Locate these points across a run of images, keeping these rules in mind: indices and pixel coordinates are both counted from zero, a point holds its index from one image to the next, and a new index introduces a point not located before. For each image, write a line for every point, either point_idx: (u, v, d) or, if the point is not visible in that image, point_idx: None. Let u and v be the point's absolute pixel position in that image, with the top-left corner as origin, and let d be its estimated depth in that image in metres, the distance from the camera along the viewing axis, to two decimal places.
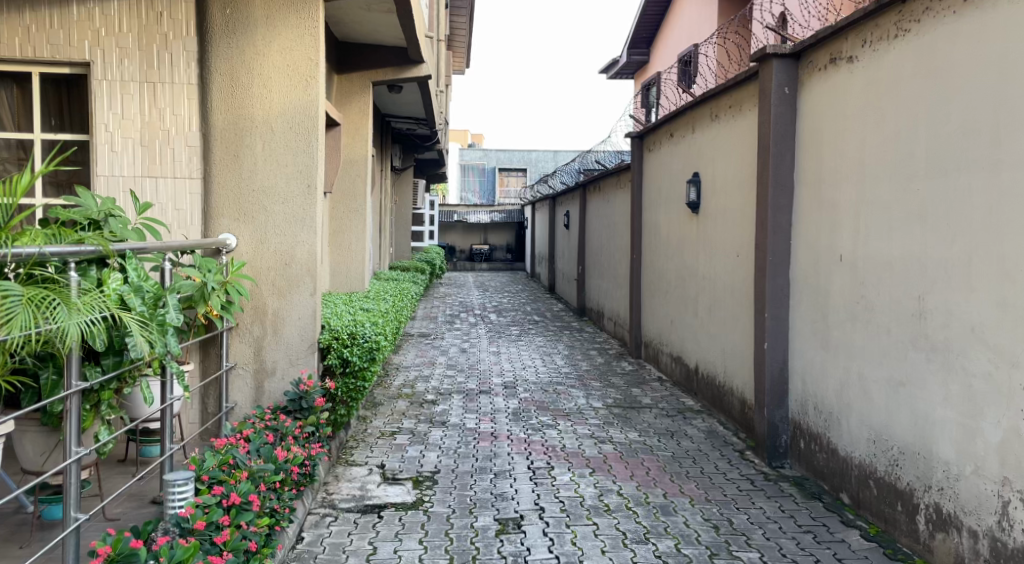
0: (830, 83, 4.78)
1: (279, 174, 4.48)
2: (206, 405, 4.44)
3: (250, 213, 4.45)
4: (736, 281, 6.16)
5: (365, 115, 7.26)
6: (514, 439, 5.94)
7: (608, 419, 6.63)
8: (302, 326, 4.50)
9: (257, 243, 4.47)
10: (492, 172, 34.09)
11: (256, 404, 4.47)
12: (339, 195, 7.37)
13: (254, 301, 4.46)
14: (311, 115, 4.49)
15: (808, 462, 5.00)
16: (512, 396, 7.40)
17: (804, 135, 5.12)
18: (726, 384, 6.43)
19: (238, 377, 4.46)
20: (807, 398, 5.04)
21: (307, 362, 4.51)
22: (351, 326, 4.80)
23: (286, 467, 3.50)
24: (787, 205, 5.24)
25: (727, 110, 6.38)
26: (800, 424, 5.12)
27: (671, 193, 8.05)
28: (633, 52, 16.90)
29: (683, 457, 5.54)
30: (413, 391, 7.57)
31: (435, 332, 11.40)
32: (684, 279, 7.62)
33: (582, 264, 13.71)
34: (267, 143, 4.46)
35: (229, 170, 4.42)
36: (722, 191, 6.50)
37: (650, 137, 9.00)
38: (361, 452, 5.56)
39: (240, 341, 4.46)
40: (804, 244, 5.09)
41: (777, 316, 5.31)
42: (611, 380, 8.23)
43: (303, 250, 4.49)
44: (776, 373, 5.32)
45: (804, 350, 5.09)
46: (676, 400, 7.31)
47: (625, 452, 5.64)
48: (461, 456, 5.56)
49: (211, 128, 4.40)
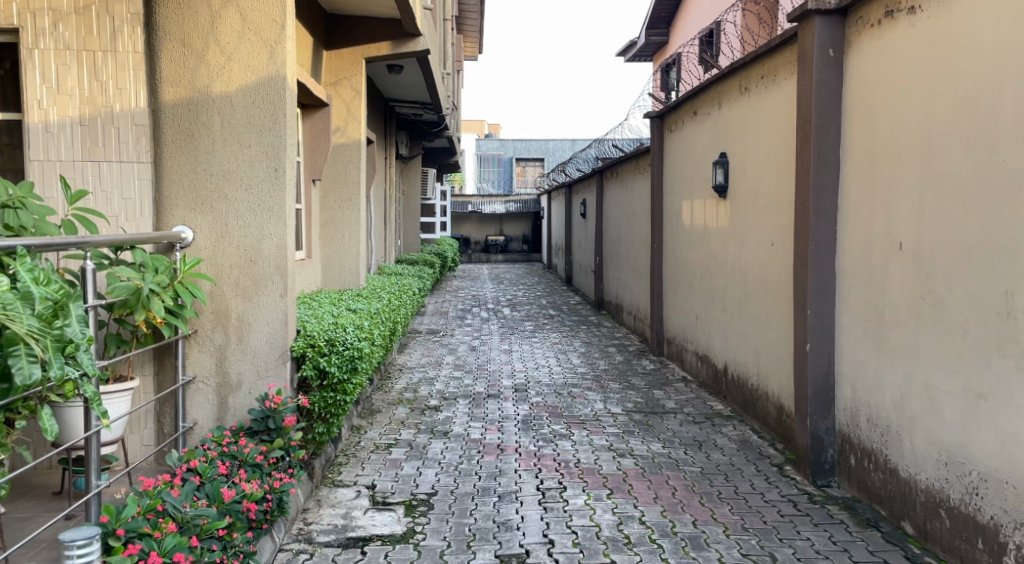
0: (885, 40, 4.10)
1: (242, 156, 3.86)
2: (161, 425, 3.85)
3: (208, 202, 3.84)
4: (771, 272, 5.47)
5: (357, 95, 6.67)
6: (522, 453, 5.31)
7: (628, 427, 5.97)
8: (271, 332, 3.89)
9: (217, 236, 3.86)
10: (508, 161, 33.37)
11: (218, 424, 3.86)
12: (330, 183, 6.70)
13: (214, 304, 3.85)
14: (277, 87, 3.86)
15: (861, 483, 4.32)
16: (522, 401, 6.76)
17: (853, 104, 4.42)
18: (760, 388, 5.76)
19: (198, 392, 3.85)
20: (858, 408, 4.36)
21: (277, 374, 3.90)
22: (330, 331, 4.18)
23: (235, 509, 2.89)
24: (831, 185, 4.56)
25: (759, 81, 5.68)
26: (850, 438, 4.44)
27: (695, 177, 7.37)
28: (652, 32, 16.20)
29: (714, 474, 4.88)
30: (415, 395, 6.97)
31: (445, 329, 10.78)
32: (710, 271, 6.94)
33: (600, 255, 13.01)
34: (227, 119, 3.84)
35: (183, 153, 3.81)
36: (753, 171, 5.80)
37: (671, 117, 8.30)
38: (350, 470, 4.95)
39: (199, 350, 3.84)
40: (853, 232, 4.41)
41: (821, 312, 4.63)
42: (632, 380, 7.57)
43: (271, 243, 3.89)
44: (821, 380, 4.63)
45: (853, 352, 4.41)
46: (702, 403, 6.64)
47: (647, 467, 5.00)
48: (462, 474, 4.93)
49: (161, 103, 3.79)
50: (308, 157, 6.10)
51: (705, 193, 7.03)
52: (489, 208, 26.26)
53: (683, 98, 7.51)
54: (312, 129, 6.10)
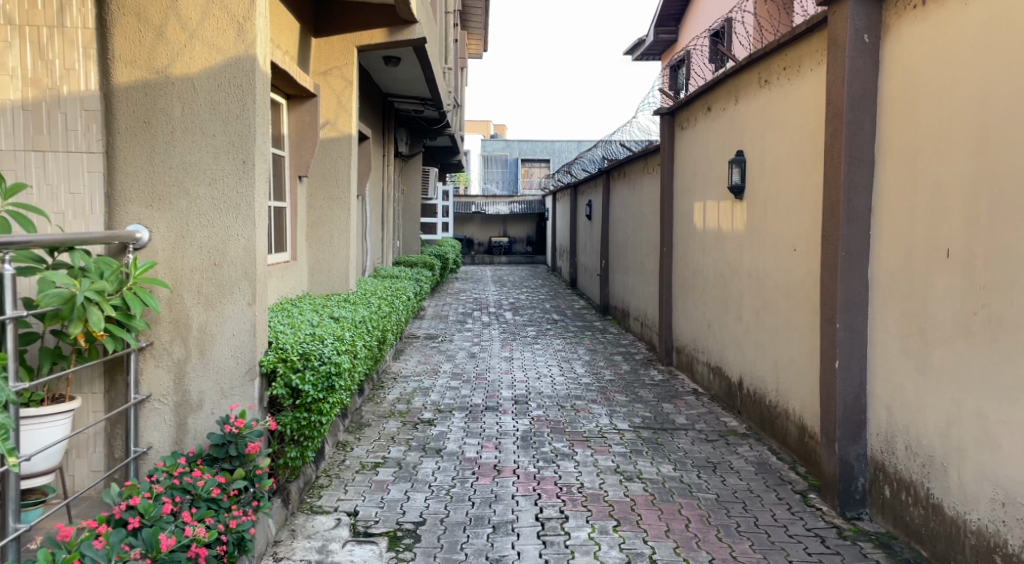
0: (930, 23, 3.64)
1: (204, 146, 3.42)
2: (112, 448, 3.42)
3: (166, 198, 3.41)
4: (794, 281, 5.02)
5: (348, 85, 6.27)
6: (520, 476, 4.86)
7: (635, 445, 5.51)
8: (236, 345, 3.46)
9: (177, 237, 3.42)
10: (513, 162, 32.92)
11: (175, 448, 3.42)
12: (319, 180, 6.27)
13: (173, 313, 3.42)
14: (246, 70, 3.43)
15: (897, 518, 3.87)
16: (522, 415, 6.31)
17: (890, 95, 3.97)
18: (779, 405, 5.32)
19: (154, 412, 3.42)
20: (894, 434, 3.91)
21: (243, 394, 3.46)
22: (306, 344, 3.74)
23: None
24: (865, 186, 4.12)
25: (782, 72, 5.22)
26: (885, 466, 3.99)
27: (708, 177, 6.92)
28: (662, 30, 15.74)
29: (731, 502, 4.43)
30: (407, 407, 6.53)
31: (444, 334, 10.35)
32: (724, 277, 6.49)
33: (606, 258, 12.55)
34: (188, 105, 3.41)
35: (137, 142, 3.38)
36: (774, 169, 5.35)
37: (682, 113, 7.86)
38: (331, 493, 4.52)
39: (155, 365, 3.41)
40: (889, 239, 3.96)
41: (852, 326, 4.17)
42: (639, 392, 7.12)
43: (238, 245, 3.46)
44: (851, 401, 4.18)
45: (889, 371, 3.96)
46: (715, 419, 6.18)
47: (658, 494, 4.55)
48: (454, 499, 4.48)
49: (113, 86, 3.37)
50: (294, 152, 5.68)
51: (719, 195, 6.58)
52: (494, 208, 25.86)
53: (696, 92, 7.06)
54: (298, 122, 5.66)
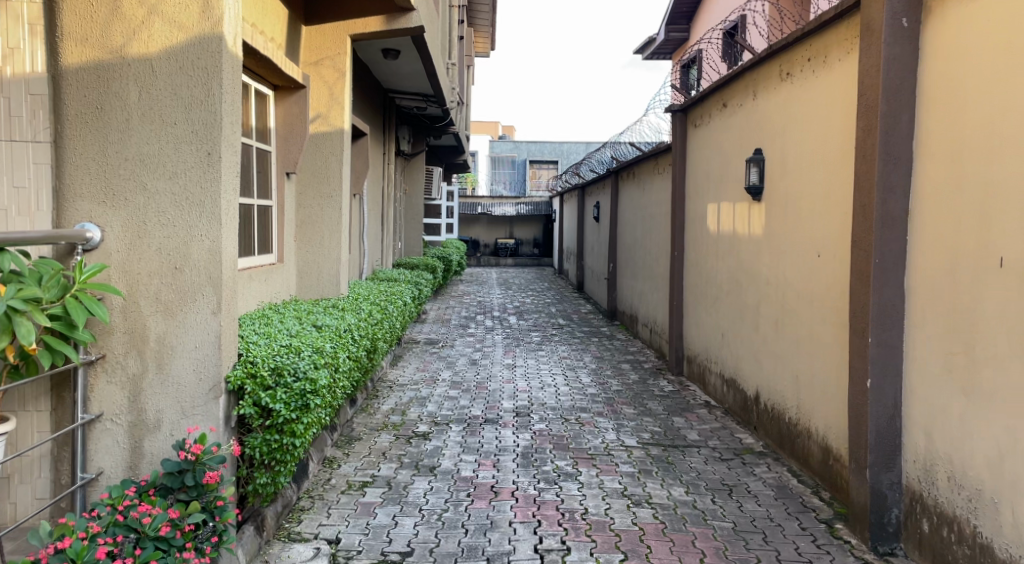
0: (979, 4, 3.25)
1: (164, 135, 3.06)
2: (58, 474, 3.06)
3: (120, 194, 3.04)
4: (818, 290, 4.63)
5: (341, 77, 5.86)
6: (519, 499, 4.46)
7: (644, 464, 5.12)
8: (198, 360, 3.08)
9: (132, 237, 3.05)
10: (520, 164, 32.54)
11: (129, 474, 3.05)
12: (310, 178, 5.89)
13: (128, 323, 3.05)
14: (212, 51, 3.05)
15: (937, 557, 3.48)
16: (524, 429, 5.92)
17: (932, 86, 3.58)
18: (800, 423, 4.92)
19: (105, 433, 3.05)
20: (935, 463, 3.51)
21: (206, 414, 3.09)
22: (279, 358, 3.35)
23: None
24: (902, 186, 3.72)
25: (806, 63, 4.83)
26: (923, 498, 3.59)
27: (723, 177, 6.53)
28: (672, 29, 15.33)
29: (750, 532, 4.04)
30: (402, 419, 6.14)
31: (445, 340, 9.96)
32: (740, 283, 6.09)
33: (614, 261, 12.14)
34: (146, 89, 3.04)
35: (89, 132, 3.02)
36: (797, 168, 4.95)
37: (695, 110, 7.46)
38: (312, 518, 4.14)
39: (107, 381, 3.04)
40: (930, 245, 3.57)
41: (886, 341, 3.77)
42: (648, 404, 6.72)
43: (202, 246, 3.08)
44: (884, 424, 3.77)
45: (928, 393, 3.56)
46: (730, 436, 5.78)
47: (670, 522, 4.16)
48: (446, 526, 4.10)
49: (62, 68, 3.01)
50: (281, 147, 5.31)
51: (735, 196, 6.19)
52: (499, 209, 25.52)
53: (711, 87, 6.67)
54: (286, 115, 5.30)
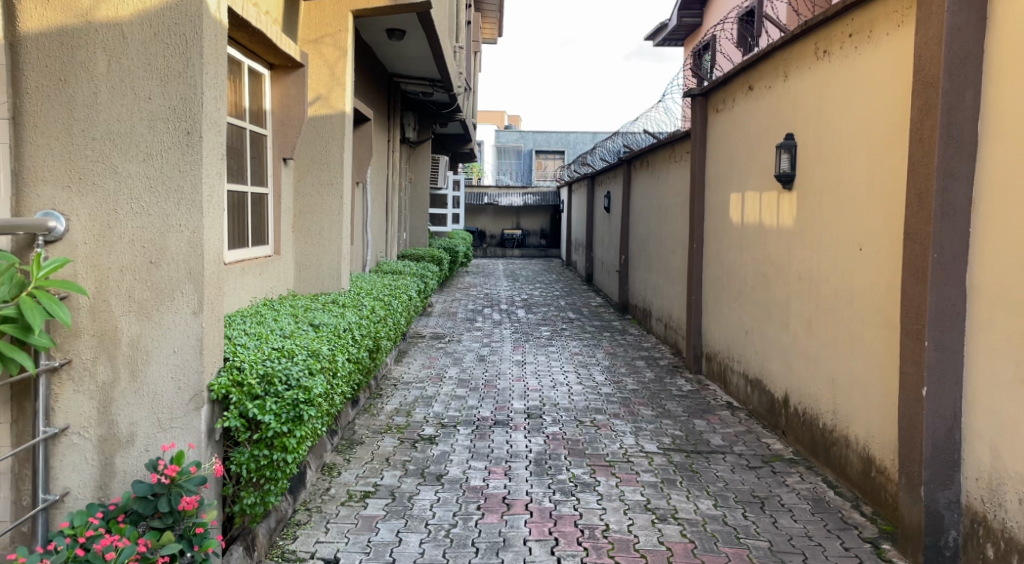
0: None
1: (137, 112, 2.69)
2: (20, 494, 2.71)
3: (89, 178, 2.67)
4: (859, 285, 4.25)
5: (342, 55, 5.51)
6: (534, 513, 4.11)
7: (667, 473, 4.75)
8: (178, 366, 2.73)
9: (101, 228, 2.69)
10: (527, 153, 32.13)
11: (99, 495, 2.70)
12: (308, 163, 5.52)
13: (97, 324, 2.69)
14: (190, 15, 2.69)
15: None
16: (536, 432, 5.56)
17: (1000, 60, 3.19)
18: (838, 429, 4.55)
19: (72, 449, 2.69)
20: (1002, 481, 3.14)
21: (186, 427, 2.74)
22: (270, 365, 2.98)
23: None
24: (965, 173, 3.34)
25: (847, 40, 4.43)
26: (987, 519, 3.23)
27: (748, 165, 6.14)
28: (685, 13, 14.86)
29: (789, 553, 3.67)
30: (406, 420, 5.79)
31: (451, 334, 9.61)
32: (767, 277, 5.71)
33: (626, 252, 11.75)
34: (116, 58, 2.67)
35: (50, 106, 2.65)
36: (835, 154, 4.56)
37: (716, 95, 7.06)
38: (308, 534, 3.78)
39: (74, 390, 2.68)
40: (997, 238, 3.19)
41: (945, 345, 3.39)
42: (667, 405, 6.36)
43: (180, 238, 2.72)
44: (941, 436, 3.40)
45: (994, 402, 3.19)
46: (756, 440, 5.41)
47: (700, 541, 3.80)
48: (455, 544, 3.74)
49: (20, 35, 2.64)
50: (278, 129, 4.95)
51: (762, 184, 5.80)
52: (507, 199, 25.15)
53: (735, 70, 6.27)
54: (283, 94, 4.93)
